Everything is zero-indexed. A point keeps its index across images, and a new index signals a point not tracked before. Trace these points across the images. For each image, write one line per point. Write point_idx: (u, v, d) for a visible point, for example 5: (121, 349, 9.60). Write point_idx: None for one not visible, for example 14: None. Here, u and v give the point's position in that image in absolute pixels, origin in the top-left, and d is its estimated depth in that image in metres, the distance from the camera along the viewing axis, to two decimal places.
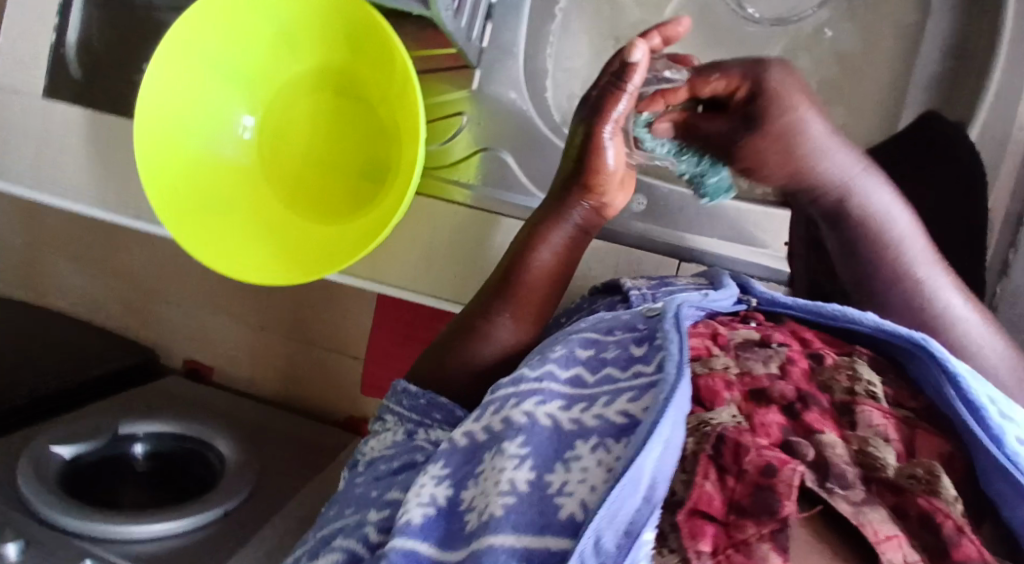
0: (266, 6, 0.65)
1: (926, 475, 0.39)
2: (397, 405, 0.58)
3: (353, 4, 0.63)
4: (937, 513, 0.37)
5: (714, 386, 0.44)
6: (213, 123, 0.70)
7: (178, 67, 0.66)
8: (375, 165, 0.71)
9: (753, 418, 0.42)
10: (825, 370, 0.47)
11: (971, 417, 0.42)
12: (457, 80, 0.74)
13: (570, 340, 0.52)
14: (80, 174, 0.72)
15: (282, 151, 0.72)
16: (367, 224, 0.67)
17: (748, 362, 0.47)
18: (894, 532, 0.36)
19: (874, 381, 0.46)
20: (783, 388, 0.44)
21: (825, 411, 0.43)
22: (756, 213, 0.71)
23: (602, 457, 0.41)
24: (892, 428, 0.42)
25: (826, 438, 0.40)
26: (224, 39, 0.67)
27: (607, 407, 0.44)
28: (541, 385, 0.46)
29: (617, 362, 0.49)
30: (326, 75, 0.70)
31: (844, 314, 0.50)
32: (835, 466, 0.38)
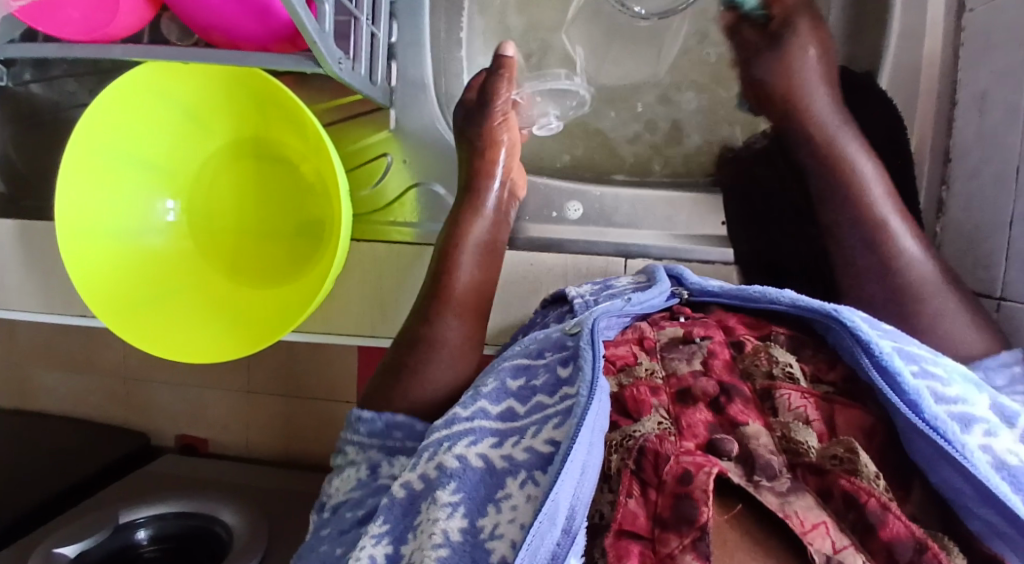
0: (167, 86, 0.63)
1: (845, 454, 0.36)
2: (354, 433, 0.52)
3: (250, 73, 0.61)
4: (859, 492, 0.34)
5: (639, 396, 0.42)
6: (137, 215, 0.66)
7: (90, 167, 0.63)
8: (308, 221, 0.69)
9: (680, 420, 0.40)
10: (745, 356, 0.44)
11: (886, 383, 0.39)
12: (374, 122, 0.72)
13: (500, 370, 0.48)
14: (24, 286, 0.72)
15: (213, 227, 0.69)
16: (314, 278, 0.64)
17: (672, 363, 0.44)
18: (819, 519, 0.34)
19: (792, 361, 0.43)
20: (706, 383, 0.42)
21: (748, 401, 0.41)
22: (687, 200, 0.73)
23: (530, 492, 0.38)
24: (811, 407, 0.39)
25: (751, 430, 0.38)
26: (130, 132, 0.64)
27: (535, 437, 0.41)
28: (472, 425, 0.42)
29: (546, 388, 0.45)
30: (241, 144, 0.68)
31: (765, 294, 0.47)
32: (760, 458, 0.36)
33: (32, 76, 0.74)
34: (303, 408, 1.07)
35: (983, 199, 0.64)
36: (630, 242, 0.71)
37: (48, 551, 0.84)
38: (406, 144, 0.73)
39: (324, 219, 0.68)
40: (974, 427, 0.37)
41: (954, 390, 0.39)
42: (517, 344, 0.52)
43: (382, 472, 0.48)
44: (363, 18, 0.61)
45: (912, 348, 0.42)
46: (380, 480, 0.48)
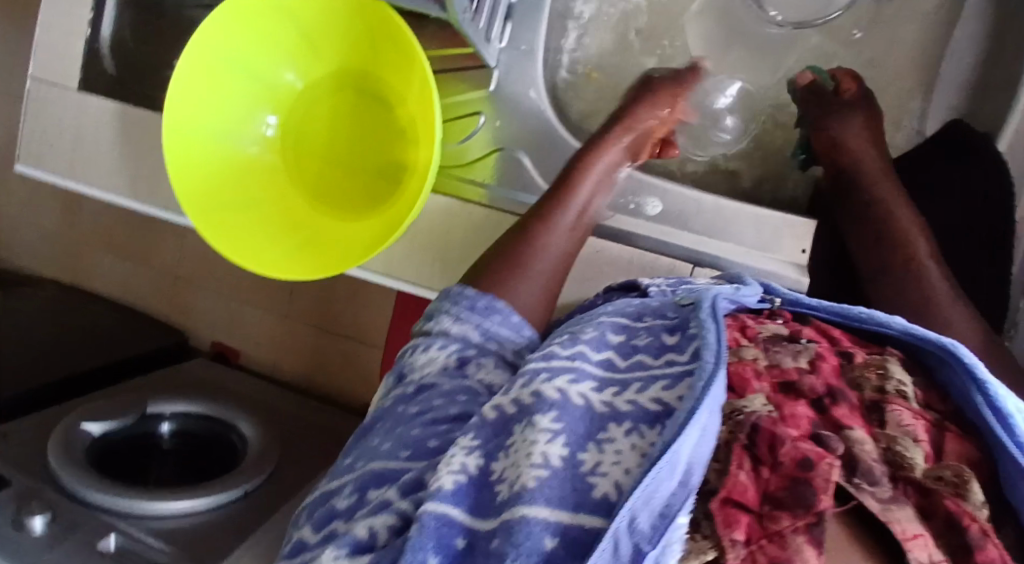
0: (286, 5, 0.64)
1: (955, 478, 0.32)
2: (451, 307, 0.51)
3: (372, 4, 0.62)
4: (962, 515, 0.31)
5: (743, 376, 0.40)
6: (234, 123, 0.68)
7: (204, 66, 0.65)
8: (392, 163, 0.69)
9: (783, 409, 0.36)
10: (853, 368, 0.41)
11: (997, 423, 0.36)
12: (473, 80, 0.73)
13: (601, 323, 0.46)
14: (110, 167, 0.75)
15: (304, 148, 0.70)
16: (393, 216, 0.65)
17: (777, 356, 0.41)
18: (923, 531, 0.30)
19: (906, 381, 0.39)
20: (814, 382, 0.38)
21: (855, 408, 0.37)
22: (776, 220, 0.69)
23: (636, 442, 0.35)
24: (922, 427, 0.36)
25: (857, 434, 0.34)
26: (245, 41, 0.66)
27: (639, 393, 0.38)
28: (574, 363, 0.40)
29: (649, 350, 0.43)
30: (344, 74, 0.69)
31: (871, 316, 0.44)
32: (864, 462, 0.33)
33: None
34: (337, 342, 1.10)
35: None
36: (704, 250, 0.69)
37: (78, 423, 0.88)
38: (502, 109, 0.72)
39: (405, 164, 0.68)
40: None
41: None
42: (615, 306, 0.51)
43: (472, 360, 0.48)
44: None
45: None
46: (469, 374, 0.47)
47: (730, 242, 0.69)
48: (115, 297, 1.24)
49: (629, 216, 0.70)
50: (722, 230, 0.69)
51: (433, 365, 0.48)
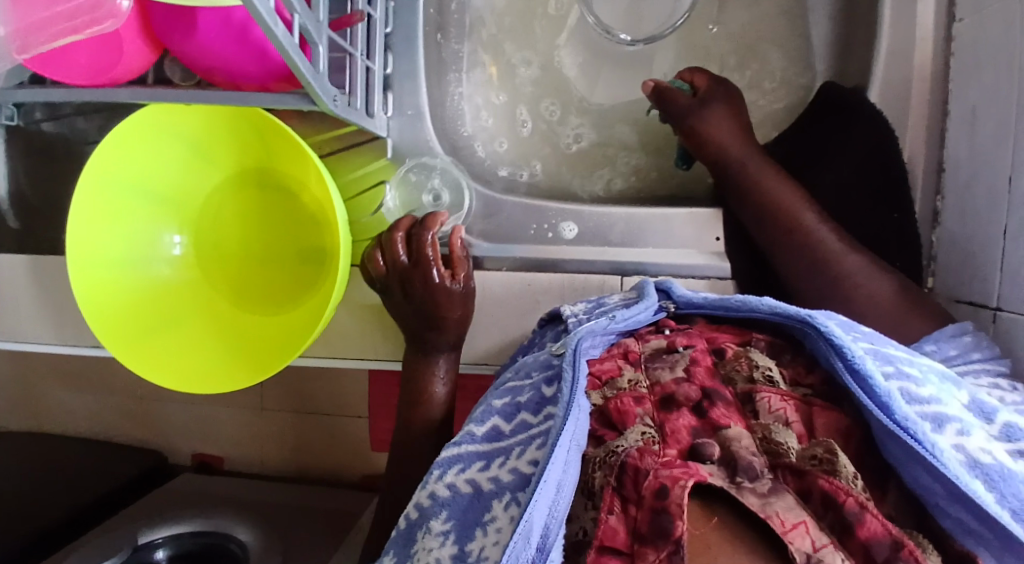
0: (165, 124, 0.64)
1: (824, 455, 0.39)
2: None
3: (247, 110, 0.63)
4: (838, 491, 0.37)
5: (624, 407, 0.45)
6: (143, 250, 0.68)
7: (99, 205, 0.64)
8: (309, 248, 0.71)
9: (664, 427, 0.43)
10: (727, 362, 0.48)
11: (859, 386, 0.41)
12: (370, 153, 0.73)
13: (489, 396, 0.52)
14: (41, 315, 0.74)
15: (221, 256, 0.72)
16: (314, 308, 0.67)
17: (656, 372, 0.48)
18: (799, 519, 0.36)
19: (771, 364, 0.47)
20: (688, 390, 0.45)
21: (730, 404, 0.44)
22: (683, 216, 0.74)
23: (512, 513, 0.40)
24: (790, 408, 0.43)
25: (732, 433, 0.41)
26: (137, 171, 0.66)
27: (518, 459, 0.44)
28: (460, 450, 0.46)
29: (529, 407, 0.48)
30: (243, 177, 0.70)
31: (744, 303, 0.51)
32: (743, 460, 0.39)
33: (43, 115, 0.76)
34: (316, 423, 1.10)
35: (975, 211, 0.64)
36: (626, 260, 0.72)
37: None
38: (402, 173, 0.73)
39: (325, 247, 0.70)
40: (948, 427, 0.40)
41: (929, 390, 0.42)
42: (513, 368, 0.56)
43: None
44: (357, 53, 0.62)
45: (888, 350, 0.45)
46: None
47: (647, 245, 0.73)
48: (82, 432, 1.21)
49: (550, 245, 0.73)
50: (638, 237, 0.73)
51: None
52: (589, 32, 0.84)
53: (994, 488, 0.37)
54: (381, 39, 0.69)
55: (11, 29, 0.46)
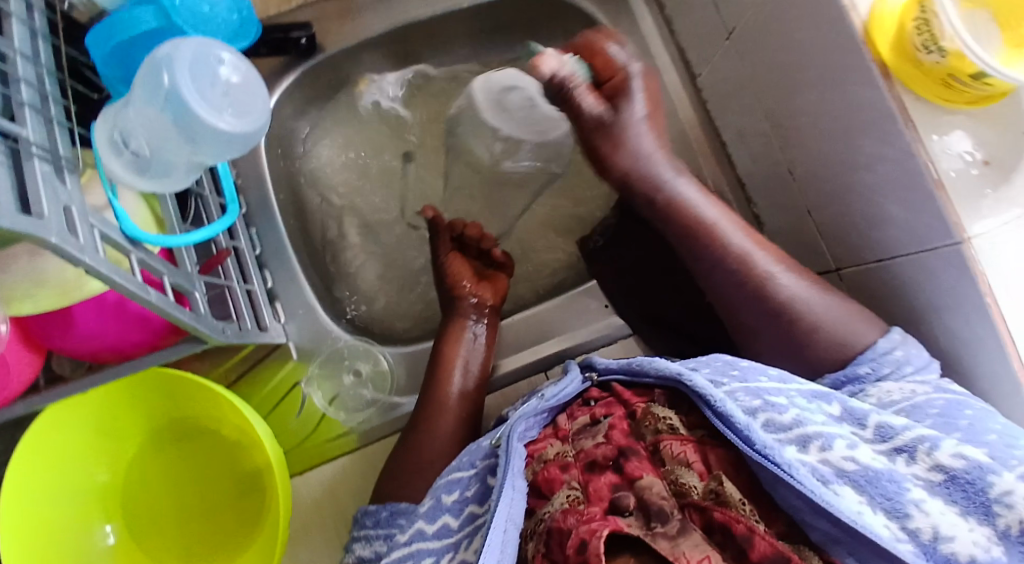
0: (75, 417, 0.65)
1: (717, 488, 0.48)
2: (361, 530, 0.62)
3: (155, 373, 0.66)
4: (731, 521, 0.44)
5: (552, 476, 0.53)
6: (79, 550, 0.65)
7: (23, 519, 0.61)
8: (246, 476, 0.71)
9: (588, 489, 0.51)
10: (640, 421, 0.55)
11: (728, 427, 0.49)
12: (278, 360, 0.76)
13: (438, 487, 0.57)
14: None
15: (153, 531, 0.70)
16: (266, 539, 0.66)
17: (581, 442, 0.55)
18: (703, 554, 0.43)
19: (672, 413, 0.54)
20: (606, 451, 0.53)
21: (642, 457, 0.52)
22: (570, 299, 0.84)
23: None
24: (689, 450, 0.51)
25: (645, 482, 0.49)
26: (52, 470, 0.64)
27: (467, 549, 0.52)
28: (411, 548, 0.54)
29: (476, 497, 0.55)
30: (163, 433, 0.71)
31: (641, 364, 0.57)
32: (653, 506, 0.46)
33: None
34: None
35: (783, 203, 0.78)
36: (545, 353, 0.81)
37: None
38: (317, 364, 0.76)
39: (258, 471, 0.70)
40: (811, 446, 0.48)
41: (791, 414, 0.50)
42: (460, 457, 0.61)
43: None
44: (234, 283, 0.68)
45: (758, 384, 0.53)
46: None
47: (555, 335, 0.83)
48: None
49: None
50: (548, 331, 0.83)
51: None
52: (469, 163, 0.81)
53: (862, 490, 0.46)
54: (253, 264, 0.74)
55: None
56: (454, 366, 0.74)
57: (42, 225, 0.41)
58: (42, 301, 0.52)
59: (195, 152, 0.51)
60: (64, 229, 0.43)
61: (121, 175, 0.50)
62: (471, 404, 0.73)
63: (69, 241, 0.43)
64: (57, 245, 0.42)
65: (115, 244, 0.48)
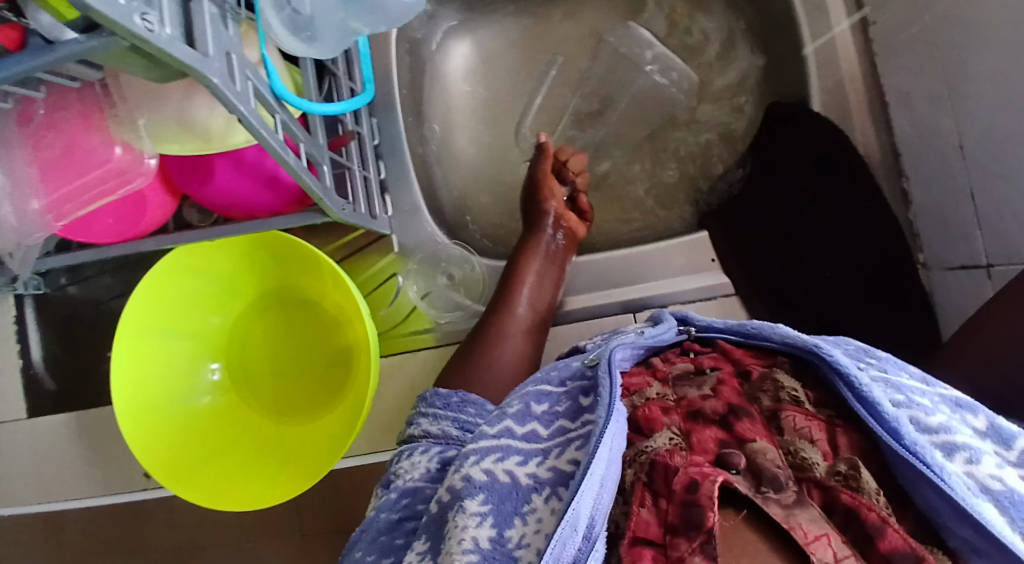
0: (196, 264, 0.70)
1: (849, 471, 0.41)
2: (427, 408, 0.58)
3: (267, 236, 0.69)
4: (860, 507, 0.39)
5: (653, 415, 0.49)
6: (184, 384, 0.71)
7: (138, 345, 0.68)
8: (338, 350, 0.74)
9: (691, 437, 0.47)
10: (754, 384, 0.50)
11: (870, 413, 0.43)
12: (378, 252, 0.78)
13: (526, 393, 0.54)
14: (86, 474, 0.78)
15: (252, 374, 0.75)
16: (348, 411, 0.69)
17: (683, 389, 0.52)
18: (822, 531, 0.38)
19: (798, 386, 0.49)
20: (715, 405, 0.48)
21: (756, 420, 0.46)
22: (675, 246, 0.79)
23: (554, 506, 0.45)
24: (815, 427, 0.45)
25: (759, 447, 0.44)
26: (169, 309, 0.70)
27: (558, 457, 0.48)
28: (500, 441, 0.49)
29: (568, 414, 0.51)
30: (267, 296, 0.75)
31: (759, 329, 0.53)
32: (768, 471, 0.41)
33: (67, 280, 0.81)
34: None
35: (938, 183, 0.70)
36: (636, 297, 0.77)
37: None
38: (414, 261, 0.78)
39: (350, 347, 0.73)
40: (957, 455, 0.41)
41: (938, 418, 0.43)
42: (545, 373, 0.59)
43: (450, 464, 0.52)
44: (354, 166, 0.69)
45: (900, 379, 0.47)
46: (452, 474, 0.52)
47: (651, 280, 0.78)
48: None
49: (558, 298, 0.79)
50: (641, 274, 0.79)
51: (416, 469, 0.53)
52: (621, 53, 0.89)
53: (1006, 512, 0.39)
54: (370, 151, 0.75)
55: (45, 203, 0.53)
56: (524, 285, 0.73)
57: (206, 63, 0.42)
58: (187, 145, 0.54)
59: (350, 16, 0.54)
60: (224, 72, 0.45)
61: (277, 31, 0.49)
62: (538, 330, 0.71)
63: (227, 85, 0.45)
64: (216, 86, 0.44)
65: (264, 100, 0.50)
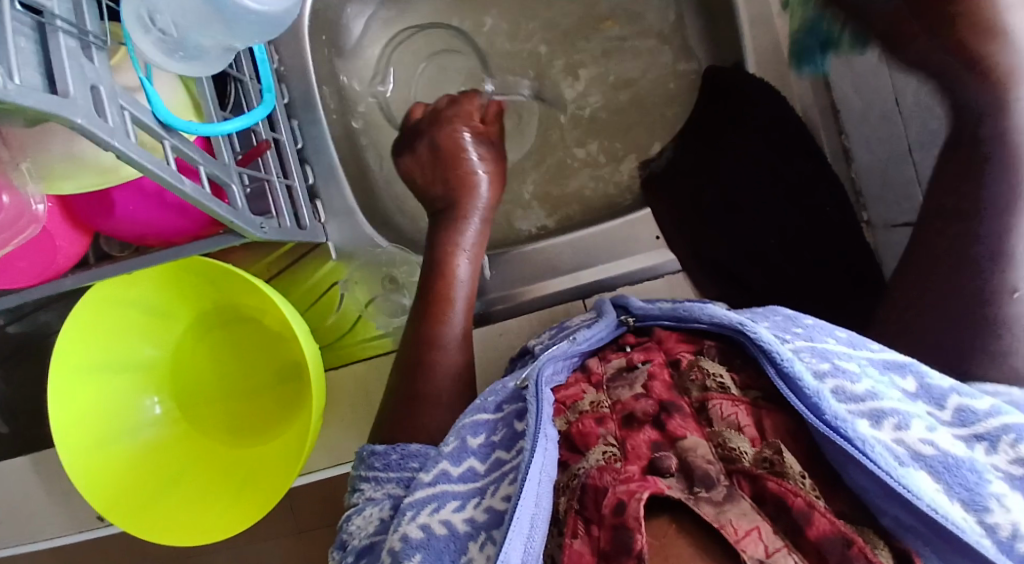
0: (125, 295, 0.67)
1: (773, 457, 0.41)
2: (369, 471, 0.54)
3: (195, 261, 0.67)
4: (787, 494, 0.38)
5: (586, 429, 0.48)
6: (131, 417, 0.70)
7: (76, 386, 0.66)
8: (285, 366, 0.73)
9: (626, 444, 0.45)
10: (684, 374, 0.49)
11: (791, 391, 0.42)
12: (317, 260, 0.75)
13: (462, 426, 0.52)
14: (54, 512, 0.78)
15: (202, 400, 0.73)
16: (302, 425, 0.68)
17: (616, 392, 0.50)
18: (752, 526, 0.38)
19: (723, 370, 0.48)
20: (646, 405, 0.47)
21: (686, 414, 0.46)
22: (619, 226, 0.77)
23: (489, 552, 0.44)
24: (742, 412, 0.44)
25: (689, 443, 0.43)
26: (104, 344, 0.68)
27: (494, 496, 0.47)
28: (435, 489, 0.48)
29: (503, 443, 0.50)
30: (206, 318, 0.73)
31: (688, 311, 0.52)
32: (698, 471, 0.41)
33: (5, 321, 0.78)
34: None
35: (878, 136, 0.68)
36: (584, 282, 0.76)
37: None
38: (356, 267, 0.76)
39: (298, 361, 0.72)
40: (886, 422, 0.41)
41: (864, 384, 0.42)
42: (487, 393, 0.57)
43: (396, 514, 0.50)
44: (274, 177, 0.66)
45: (825, 345, 0.45)
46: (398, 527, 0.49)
47: (598, 263, 0.77)
48: None
49: (506, 290, 0.78)
50: (587, 257, 0.77)
51: (369, 524, 0.50)
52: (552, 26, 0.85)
53: (941, 479, 0.39)
54: (294, 157, 0.72)
55: None
56: (459, 255, 0.69)
57: (66, 106, 0.39)
58: (85, 180, 0.52)
59: (228, 36, 0.49)
60: (91, 108, 0.41)
61: (151, 54, 0.47)
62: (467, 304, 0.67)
63: (98, 123, 0.41)
64: (85, 127, 0.41)
65: (148, 129, 0.47)
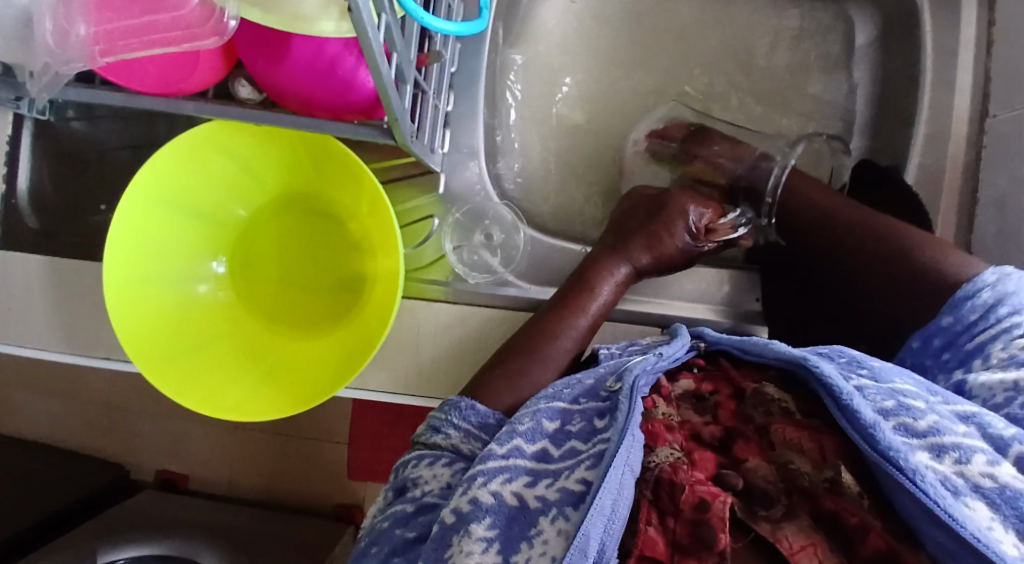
0: (225, 144, 0.63)
1: (835, 477, 0.40)
2: (456, 419, 0.52)
3: (316, 137, 0.62)
4: (842, 510, 0.38)
5: (655, 430, 0.45)
6: (183, 267, 0.66)
7: (143, 216, 0.62)
8: (351, 275, 0.68)
9: (691, 453, 0.43)
10: (748, 401, 0.47)
11: (849, 422, 0.39)
12: (420, 186, 0.73)
13: (539, 410, 0.49)
14: (41, 321, 0.71)
15: (251, 275, 0.69)
16: (355, 338, 0.64)
17: (687, 412, 0.48)
18: (807, 541, 0.37)
19: (788, 399, 0.46)
20: (712, 428, 0.46)
21: (750, 438, 0.44)
22: (708, 278, 0.75)
23: (561, 527, 0.40)
24: (805, 438, 0.42)
25: (751, 465, 0.42)
26: (185, 185, 0.64)
27: (568, 478, 0.43)
28: (508, 462, 0.44)
29: (581, 435, 0.47)
30: (288, 198, 0.68)
31: (757, 344, 0.50)
32: (760, 489, 0.40)
33: (75, 114, 0.74)
34: (301, 450, 1.06)
35: None
36: (657, 312, 0.72)
37: None
38: (454, 212, 0.73)
39: (365, 274, 0.67)
40: (946, 456, 0.38)
41: (926, 421, 0.39)
42: (556, 382, 0.55)
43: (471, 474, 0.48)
44: (429, 90, 0.62)
45: (895, 385, 0.42)
46: None
47: (676, 301, 0.74)
48: (54, 440, 1.11)
49: None
50: (666, 292, 0.75)
51: (433, 481, 0.48)
52: (723, 63, 0.84)
53: (998, 510, 0.35)
54: (446, 79, 0.69)
55: (95, 31, 0.46)
56: (609, 274, 0.67)
57: None
58: (274, 15, 0.45)
59: None
60: None
61: None
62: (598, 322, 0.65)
63: None
64: None
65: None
